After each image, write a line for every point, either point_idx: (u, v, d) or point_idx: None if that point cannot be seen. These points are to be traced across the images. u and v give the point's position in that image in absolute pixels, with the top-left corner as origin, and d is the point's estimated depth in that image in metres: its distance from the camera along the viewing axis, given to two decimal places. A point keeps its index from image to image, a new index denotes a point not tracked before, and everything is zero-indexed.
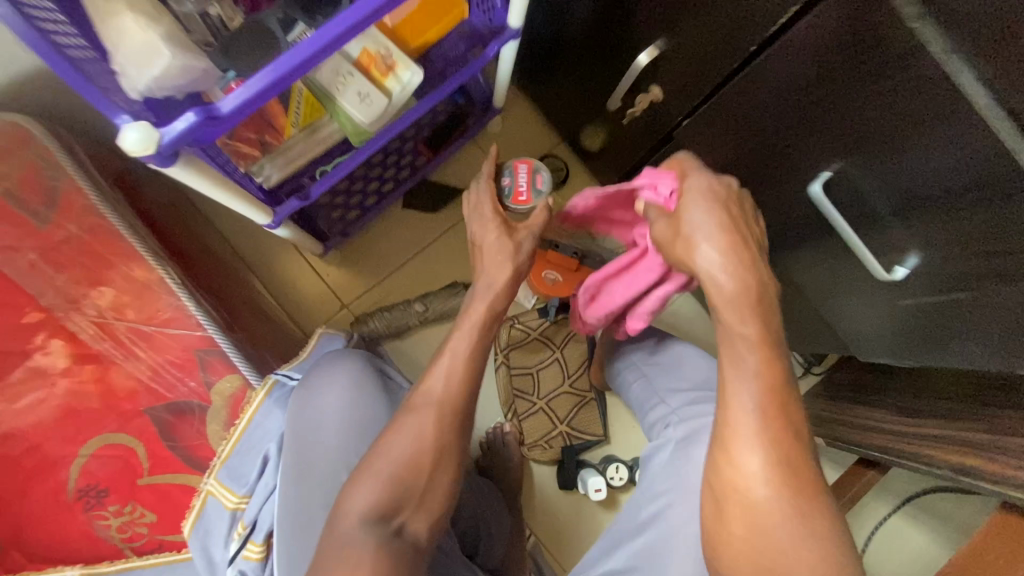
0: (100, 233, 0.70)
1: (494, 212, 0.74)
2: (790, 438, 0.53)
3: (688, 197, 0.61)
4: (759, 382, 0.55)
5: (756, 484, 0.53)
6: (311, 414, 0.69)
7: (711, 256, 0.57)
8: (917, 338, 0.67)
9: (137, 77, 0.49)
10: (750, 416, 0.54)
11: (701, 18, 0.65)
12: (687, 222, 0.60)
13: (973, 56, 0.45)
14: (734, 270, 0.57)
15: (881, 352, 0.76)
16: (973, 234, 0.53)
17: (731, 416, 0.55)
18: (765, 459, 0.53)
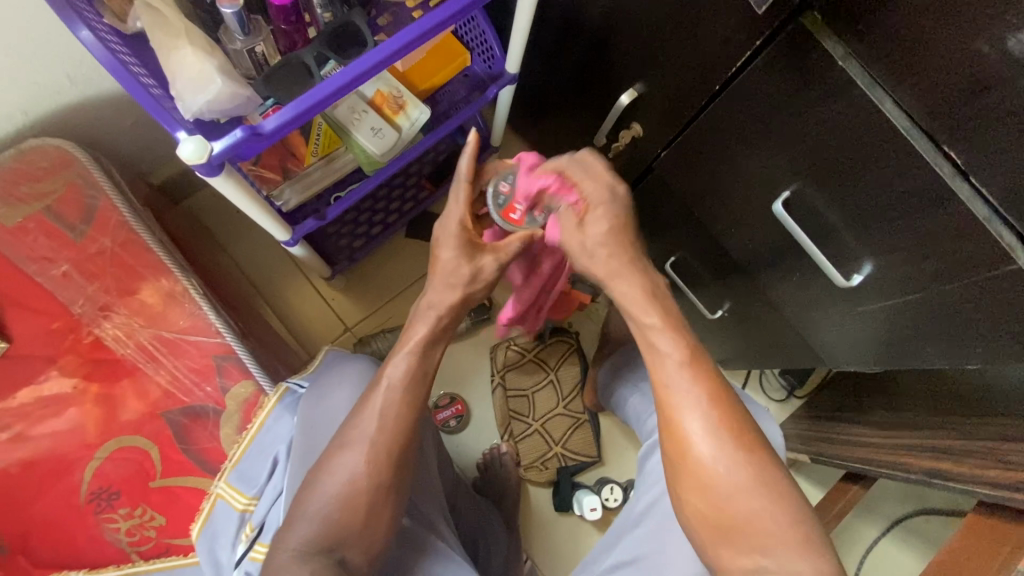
0: (130, 246, 0.80)
1: (461, 227, 0.72)
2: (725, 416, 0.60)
3: (590, 215, 0.69)
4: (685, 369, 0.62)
5: (715, 463, 0.58)
6: (321, 414, 0.74)
7: (611, 262, 0.67)
8: (904, 349, 0.72)
9: (193, 99, 0.61)
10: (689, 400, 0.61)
11: (671, 63, 0.76)
12: (589, 238, 0.68)
13: (894, 89, 0.54)
14: (645, 284, 0.66)
15: (862, 360, 0.81)
16: (913, 241, 0.62)
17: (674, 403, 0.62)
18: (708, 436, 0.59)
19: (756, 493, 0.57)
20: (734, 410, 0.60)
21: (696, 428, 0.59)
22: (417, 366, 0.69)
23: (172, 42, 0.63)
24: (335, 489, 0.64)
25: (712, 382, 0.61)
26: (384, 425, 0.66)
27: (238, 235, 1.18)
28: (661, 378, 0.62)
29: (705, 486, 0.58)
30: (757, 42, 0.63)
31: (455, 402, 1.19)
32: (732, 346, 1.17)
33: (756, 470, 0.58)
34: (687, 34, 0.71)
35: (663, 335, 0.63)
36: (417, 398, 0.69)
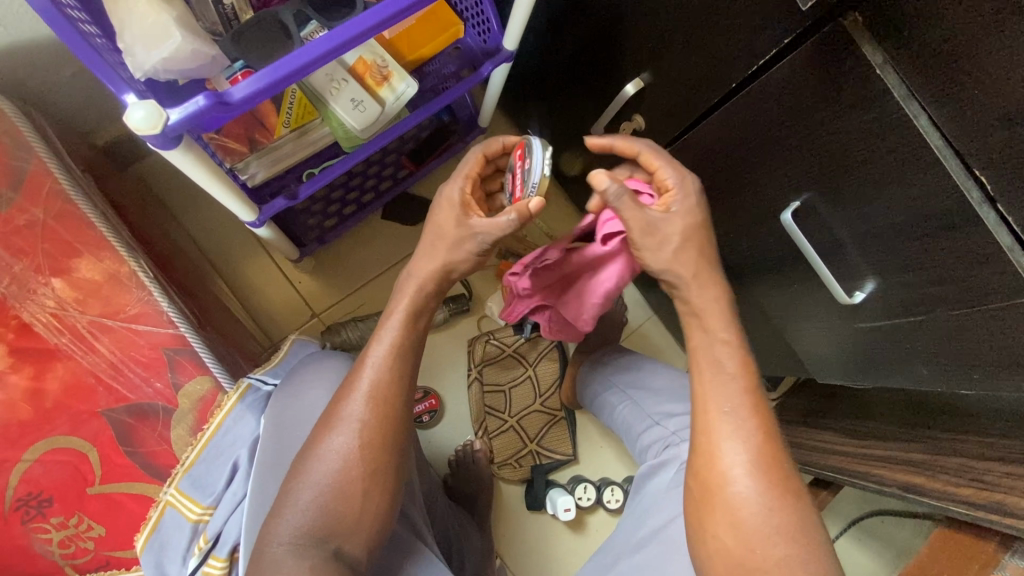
0: (67, 219, 0.70)
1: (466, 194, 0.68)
2: (776, 446, 0.58)
3: (662, 224, 0.62)
4: (737, 383, 0.60)
5: (754, 502, 0.56)
6: (290, 415, 0.70)
7: (674, 267, 0.63)
8: (889, 358, 0.71)
9: (146, 58, 0.53)
10: (732, 430, 0.58)
11: (684, 55, 0.71)
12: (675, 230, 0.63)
13: (932, 104, 0.51)
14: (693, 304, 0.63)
15: (847, 371, 0.81)
16: (920, 256, 0.59)
17: (720, 432, 0.59)
18: (758, 464, 0.57)
19: (784, 536, 0.55)
20: (778, 451, 0.59)
21: (740, 462, 0.57)
22: (402, 342, 0.64)
23: None
24: (327, 475, 0.61)
25: (772, 424, 0.59)
26: (374, 407, 0.62)
27: (196, 208, 1.08)
28: (708, 401, 0.60)
29: (738, 521, 0.56)
30: (786, 39, 0.58)
31: (429, 396, 1.14)
32: None
33: (793, 516, 0.56)
34: (707, 23, 0.65)
35: (730, 351, 0.61)
36: (404, 378, 0.64)
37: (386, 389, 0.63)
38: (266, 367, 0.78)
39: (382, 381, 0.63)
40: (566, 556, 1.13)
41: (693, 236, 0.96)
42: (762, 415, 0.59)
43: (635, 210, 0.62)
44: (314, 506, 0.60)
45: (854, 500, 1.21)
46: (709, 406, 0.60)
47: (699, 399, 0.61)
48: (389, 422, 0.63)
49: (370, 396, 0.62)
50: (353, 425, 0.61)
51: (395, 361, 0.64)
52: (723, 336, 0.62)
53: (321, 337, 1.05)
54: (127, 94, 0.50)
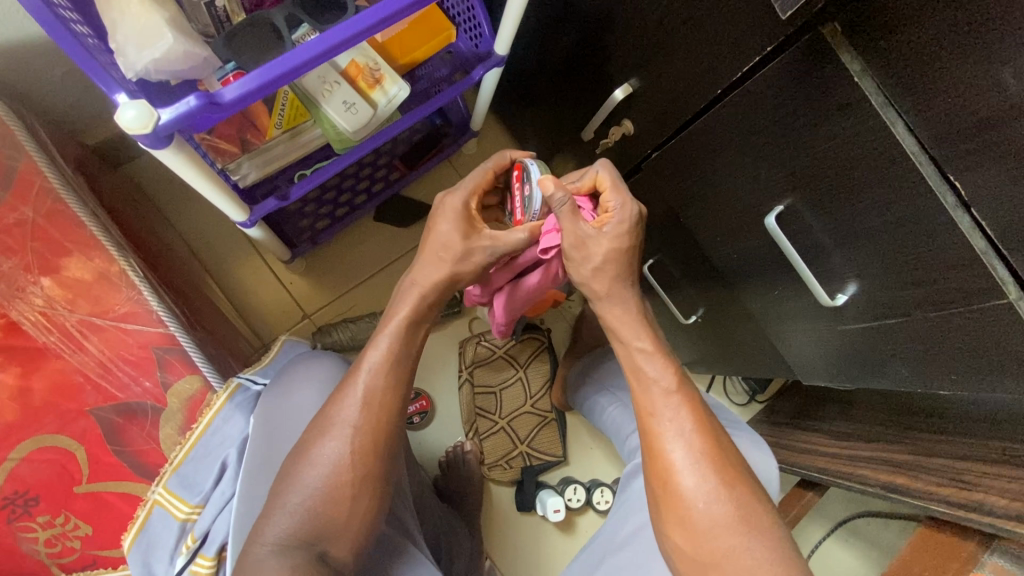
0: (57, 218, 0.70)
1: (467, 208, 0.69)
2: (717, 442, 0.60)
3: (593, 240, 0.64)
4: (661, 384, 0.62)
5: (697, 497, 0.57)
6: (280, 416, 0.70)
7: (594, 280, 0.66)
8: (872, 360, 0.73)
9: (139, 59, 0.54)
10: (669, 429, 0.60)
11: (671, 61, 0.72)
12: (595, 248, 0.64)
13: (908, 110, 0.52)
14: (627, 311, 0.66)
15: (831, 372, 0.82)
16: (900, 259, 0.60)
17: (657, 433, 0.60)
18: (702, 460, 0.58)
19: (734, 530, 0.56)
20: (720, 446, 0.60)
21: (680, 459, 0.59)
22: (398, 348, 0.66)
23: None
24: (317, 480, 0.61)
25: (702, 417, 0.61)
26: (367, 413, 0.63)
27: (188, 209, 1.08)
28: (642, 404, 0.62)
29: (686, 518, 0.57)
30: (769, 47, 0.60)
31: (419, 397, 1.15)
32: (703, 349, 1.18)
33: (736, 506, 0.57)
34: (694, 30, 0.66)
35: (649, 358, 0.63)
36: (399, 385, 0.65)
37: (381, 396, 0.64)
38: (257, 367, 0.79)
39: (376, 387, 0.64)
40: (554, 557, 1.13)
41: (682, 239, 0.97)
42: (697, 412, 0.61)
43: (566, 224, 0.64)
44: (304, 510, 0.61)
45: (840, 501, 1.22)
46: (644, 410, 0.62)
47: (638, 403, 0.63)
48: (382, 428, 0.64)
49: (364, 402, 0.63)
50: (345, 431, 0.62)
51: (390, 368, 0.65)
52: (638, 346, 0.64)
53: (311, 339, 1.06)
54: (118, 94, 0.50)
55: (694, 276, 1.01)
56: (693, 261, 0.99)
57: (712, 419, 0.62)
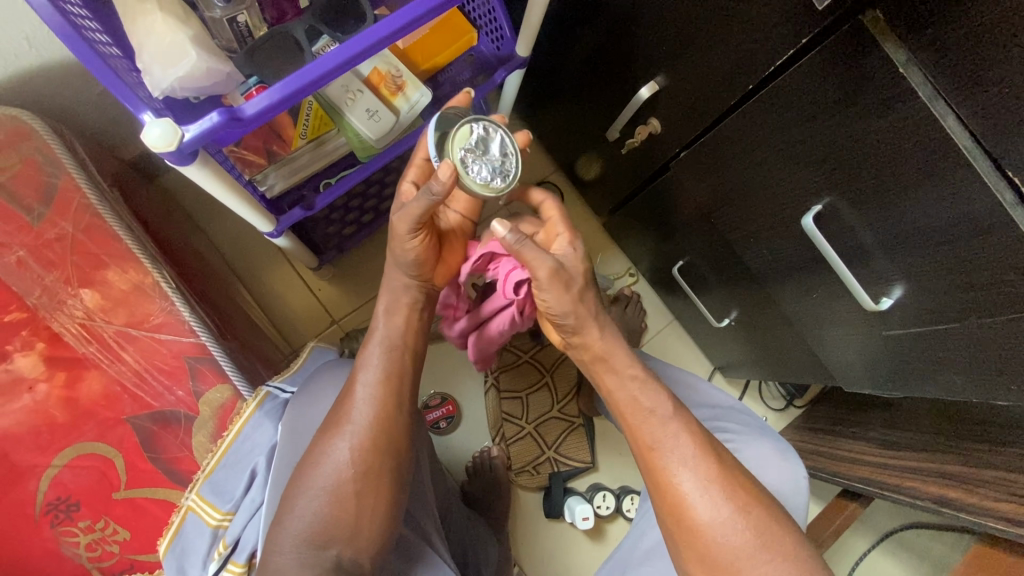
0: (94, 231, 0.73)
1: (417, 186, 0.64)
2: (727, 465, 0.54)
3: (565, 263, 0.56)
4: (652, 411, 0.55)
5: (715, 530, 0.52)
6: (300, 422, 0.70)
7: (572, 312, 0.55)
8: (923, 367, 0.68)
9: (162, 77, 0.54)
10: (674, 465, 0.53)
11: (700, 58, 0.69)
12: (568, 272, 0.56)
13: (959, 102, 0.49)
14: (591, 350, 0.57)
15: (875, 381, 0.79)
16: (950, 261, 0.56)
17: (666, 472, 0.54)
18: (716, 491, 0.53)
19: (761, 559, 0.51)
20: (728, 463, 0.54)
21: (691, 489, 0.53)
22: (392, 349, 0.66)
23: (139, 6, 0.55)
24: (324, 479, 0.62)
25: (703, 439, 0.55)
26: (369, 410, 0.63)
27: (220, 218, 1.11)
28: (639, 430, 0.55)
29: (705, 555, 0.52)
30: (804, 40, 0.56)
31: (446, 402, 1.13)
32: (738, 353, 1.14)
33: (756, 532, 0.52)
34: (721, 25, 0.64)
35: (644, 389, 0.56)
36: (400, 383, 0.66)
37: (378, 394, 0.64)
38: (284, 375, 0.78)
39: (375, 386, 0.64)
40: (584, 563, 1.12)
41: (711, 242, 0.95)
42: (699, 434, 0.55)
43: (535, 248, 0.53)
44: (313, 511, 0.61)
45: (888, 511, 1.16)
46: (643, 444, 0.55)
47: (632, 431, 0.56)
48: (385, 425, 0.64)
49: (363, 400, 0.64)
50: (347, 429, 0.63)
51: (386, 363, 0.66)
52: (631, 374, 0.56)
53: (339, 344, 1.06)
54: (144, 114, 0.51)
55: (726, 278, 0.98)
56: (726, 263, 0.95)
57: (710, 433, 0.56)
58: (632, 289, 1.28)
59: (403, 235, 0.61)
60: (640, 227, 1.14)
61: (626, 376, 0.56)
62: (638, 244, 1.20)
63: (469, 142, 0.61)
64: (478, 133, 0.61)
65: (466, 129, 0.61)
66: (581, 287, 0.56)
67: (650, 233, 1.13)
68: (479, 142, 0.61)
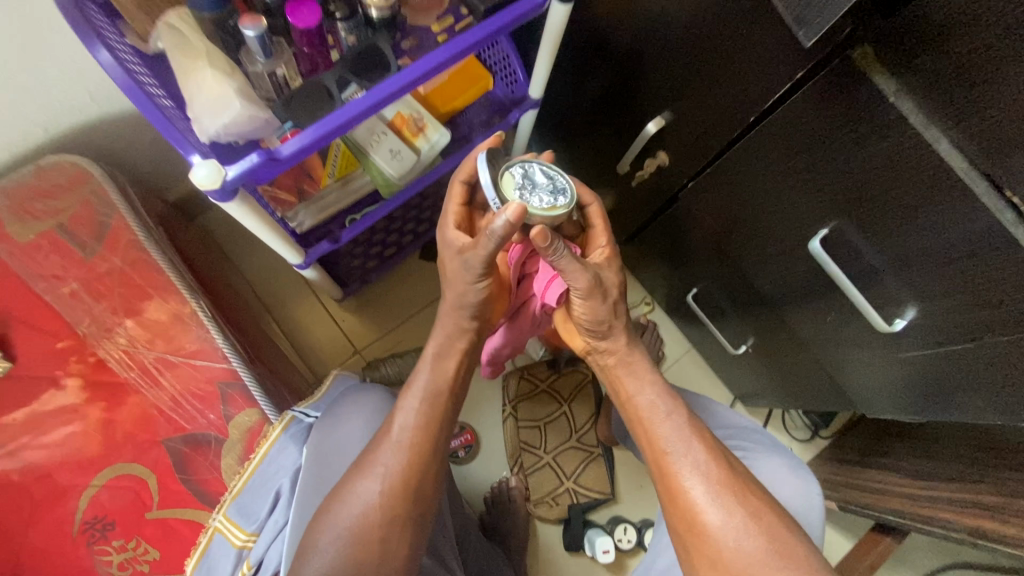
0: (140, 265, 0.79)
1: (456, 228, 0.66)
2: (738, 471, 0.55)
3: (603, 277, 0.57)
4: (664, 413, 0.57)
5: (726, 536, 0.51)
6: (332, 446, 0.72)
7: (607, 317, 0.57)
8: (946, 390, 0.67)
9: (210, 125, 0.60)
10: (686, 468, 0.54)
11: (703, 94, 0.73)
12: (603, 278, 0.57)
13: (950, 128, 0.51)
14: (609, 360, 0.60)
15: (899, 406, 0.77)
16: (959, 278, 0.57)
17: (677, 476, 0.54)
18: (727, 494, 0.53)
19: (773, 567, 0.50)
20: (740, 472, 0.55)
21: (701, 496, 0.53)
22: (433, 392, 0.68)
23: (193, 65, 0.62)
24: (350, 518, 0.63)
25: (716, 446, 0.55)
26: (402, 453, 0.65)
27: (252, 254, 1.17)
28: (653, 434, 0.56)
29: (716, 563, 0.51)
30: (799, 75, 0.60)
31: (464, 431, 1.14)
32: (758, 380, 1.13)
33: (768, 540, 0.51)
34: (719, 65, 0.68)
35: (660, 390, 0.58)
36: (437, 428, 0.67)
37: (413, 437, 0.66)
38: (307, 402, 0.78)
39: (410, 427, 0.66)
40: None
41: (723, 269, 0.96)
42: (711, 439, 0.56)
43: (579, 262, 0.53)
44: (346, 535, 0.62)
45: (927, 548, 1.11)
46: (657, 447, 0.56)
47: (646, 436, 0.57)
48: (415, 470, 0.65)
49: (398, 442, 0.65)
50: (379, 471, 0.64)
51: (426, 407, 0.67)
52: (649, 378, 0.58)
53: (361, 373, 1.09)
54: (192, 155, 0.57)
55: (741, 305, 0.99)
56: (741, 290, 0.96)
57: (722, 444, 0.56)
58: (648, 317, 1.29)
59: (454, 274, 0.65)
60: (654, 257, 1.16)
61: (640, 381, 0.58)
62: (653, 273, 1.22)
63: (516, 182, 0.58)
64: (517, 171, 0.58)
65: (506, 174, 0.58)
66: (616, 298, 0.58)
67: (664, 263, 1.15)
68: (523, 179, 0.58)
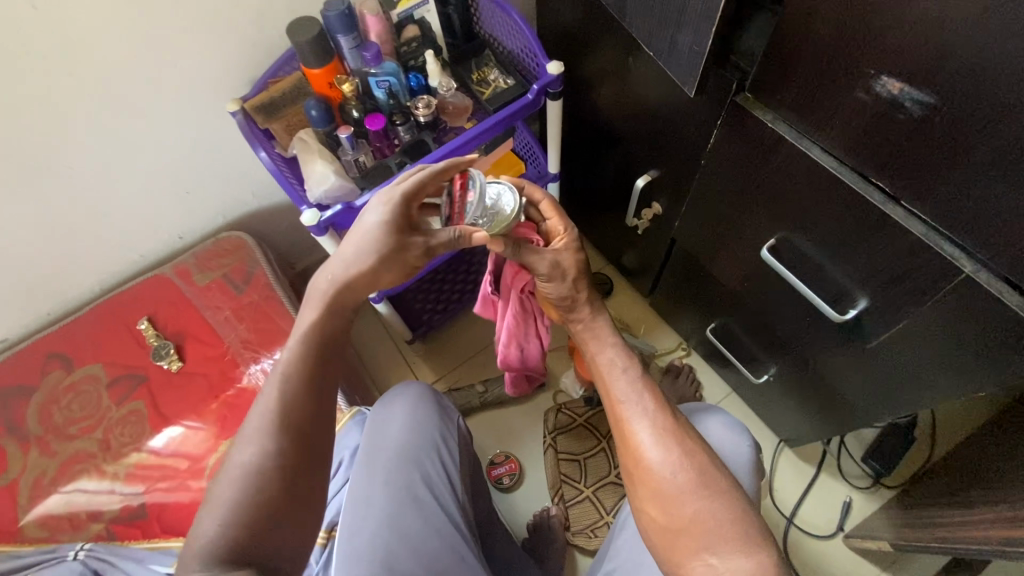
0: (268, 303, 1.13)
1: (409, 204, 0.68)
2: (681, 422, 0.68)
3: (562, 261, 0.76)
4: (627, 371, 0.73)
5: (665, 469, 0.64)
6: (379, 425, 0.90)
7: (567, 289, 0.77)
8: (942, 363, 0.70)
9: (316, 191, 0.89)
10: (637, 417, 0.68)
11: (666, 149, 0.94)
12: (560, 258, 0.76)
13: (819, 138, 0.66)
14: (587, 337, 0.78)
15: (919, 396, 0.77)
16: (880, 259, 0.67)
17: (631, 424, 0.68)
18: (668, 436, 0.66)
19: (698, 494, 0.62)
20: (681, 424, 0.68)
21: (646, 438, 0.66)
22: (307, 349, 0.60)
23: (310, 157, 0.92)
24: (227, 498, 0.51)
25: (663, 403, 0.69)
26: (279, 412, 0.56)
27: None
28: (612, 393, 0.72)
29: (658, 491, 0.64)
30: (717, 121, 0.78)
31: (509, 460, 1.27)
32: (789, 414, 1.16)
33: (698, 473, 0.63)
34: (669, 126, 0.89)
35: (621, 351, 0.75)
36: (316, 384, 0.59)
37: (288, 394, 0.57)
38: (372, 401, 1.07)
39: (288, 385, 0.57)
40: None
41: (722, 300, 1.09)
42: (661, 395, 0.70)
43: (537, 252, 0.74)
44: (227, 523, 0.49)
45: None
46: (614, 399, 0.71)
47: (609, 395, 0.72)
48: (300, 429, 0.56)
49: (273, 403, 0.56)
50: (256, 436, 0.54)
51: (301, 365, 0.59)
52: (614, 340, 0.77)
53: None
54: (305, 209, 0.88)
55: (750, 332, 1.07)
56: (740, 315, 1.05)
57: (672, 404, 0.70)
58: (683, 361, 1.38)
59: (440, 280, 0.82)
60: (676, 301, 1.29)
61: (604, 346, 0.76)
62: (680, 318, 1.34)
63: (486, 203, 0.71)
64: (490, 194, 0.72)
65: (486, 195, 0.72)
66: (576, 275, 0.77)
67: (686, 305, 1.26)
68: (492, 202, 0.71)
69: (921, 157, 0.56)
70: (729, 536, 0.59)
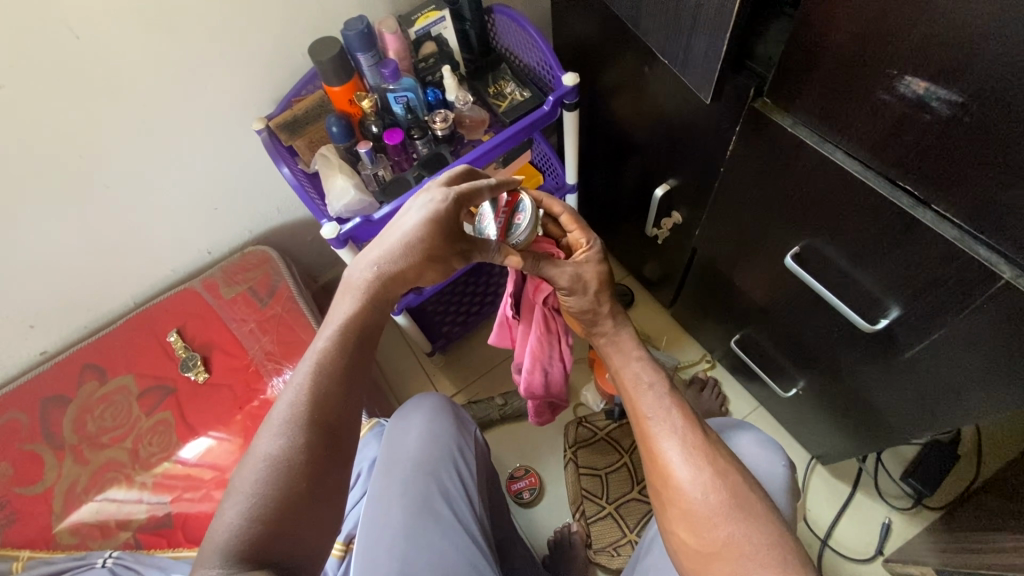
0: (292, 316, 1.17)
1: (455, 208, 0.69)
2: (709, 439, 0.66)
3: (582, 272, 0.75)
4: (652, 386, 0.70)
5: (694, 489, 0.62)
6: (397, 435, 0.90)
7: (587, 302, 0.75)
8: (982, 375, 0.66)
9: (336, 204, 0.91)
10: (665, 434, 0.66)
11: (685, 158, 0.92)
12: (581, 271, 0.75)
13: (843, 141, 0.63)
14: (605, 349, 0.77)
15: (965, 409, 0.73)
16: (916, 267, 0.64)
17: (659, 441, 0.66)
18: (698, 455, 0.64)
19: (731, 516, 0.59)
20: (711, 442, 0.65)
21: (676, 456, 0.64)
22: (335, 345, 0.61)
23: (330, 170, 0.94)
24: (252, 484, 0.51)
25: (693, 419, 0.67)
26: (303, 405, 0.56)
27: None
28: (638, 408, 0.69)
29: (688, 512, 0.61)
30: (736, 127, 0.77)
31: (529, 474, 1.25)
32: (822, 430, 1.11)
33: (729, 495, 0.61)
34: (687, 134, 0.88)
35: (644, 365, 0.73)
36: (343, 380, 0.59)
37: (312, 387, 0.57)
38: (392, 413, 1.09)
39: (315, 378, 0.57)
40: None
41: (747, 311, 1.06)
42: (688, 411, 0.68)
43: (557, 266, 0.73)
44: (250, 519, 0.49)
45: None
46: (641, 414, 0.68)
47: (633, 408, 0.70)
48: (323, 421, 0.56)
49: (298, 395, 0.56)
50: (280, 426, 0.54)
51: (326, 359, 0.59)
52: (637, 353, 0.74)
53: None
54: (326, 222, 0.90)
55: (775, 345, 1.04)
56: (766, 327, 1.02)
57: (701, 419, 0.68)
58: (708, 374, 1.34)
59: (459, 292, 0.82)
60: (699, 313, 1.26)
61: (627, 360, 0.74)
62: (704, 330, 1.30)
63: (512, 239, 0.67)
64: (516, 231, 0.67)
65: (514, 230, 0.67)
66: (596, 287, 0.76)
67: (710, 317, 1.23)
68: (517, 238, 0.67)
69: (957, 158, 0.53)
70: (765, 562, 0.56)
